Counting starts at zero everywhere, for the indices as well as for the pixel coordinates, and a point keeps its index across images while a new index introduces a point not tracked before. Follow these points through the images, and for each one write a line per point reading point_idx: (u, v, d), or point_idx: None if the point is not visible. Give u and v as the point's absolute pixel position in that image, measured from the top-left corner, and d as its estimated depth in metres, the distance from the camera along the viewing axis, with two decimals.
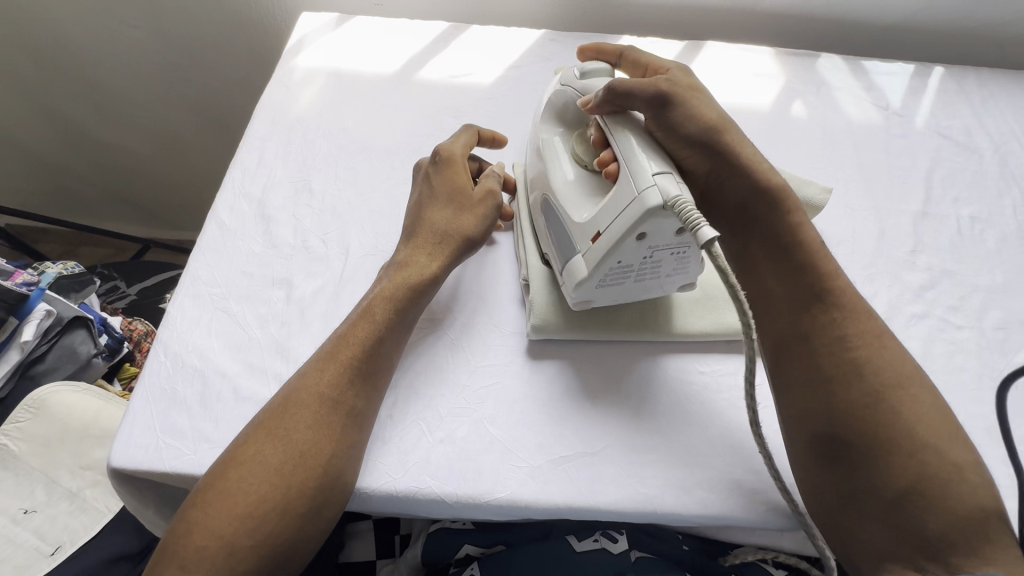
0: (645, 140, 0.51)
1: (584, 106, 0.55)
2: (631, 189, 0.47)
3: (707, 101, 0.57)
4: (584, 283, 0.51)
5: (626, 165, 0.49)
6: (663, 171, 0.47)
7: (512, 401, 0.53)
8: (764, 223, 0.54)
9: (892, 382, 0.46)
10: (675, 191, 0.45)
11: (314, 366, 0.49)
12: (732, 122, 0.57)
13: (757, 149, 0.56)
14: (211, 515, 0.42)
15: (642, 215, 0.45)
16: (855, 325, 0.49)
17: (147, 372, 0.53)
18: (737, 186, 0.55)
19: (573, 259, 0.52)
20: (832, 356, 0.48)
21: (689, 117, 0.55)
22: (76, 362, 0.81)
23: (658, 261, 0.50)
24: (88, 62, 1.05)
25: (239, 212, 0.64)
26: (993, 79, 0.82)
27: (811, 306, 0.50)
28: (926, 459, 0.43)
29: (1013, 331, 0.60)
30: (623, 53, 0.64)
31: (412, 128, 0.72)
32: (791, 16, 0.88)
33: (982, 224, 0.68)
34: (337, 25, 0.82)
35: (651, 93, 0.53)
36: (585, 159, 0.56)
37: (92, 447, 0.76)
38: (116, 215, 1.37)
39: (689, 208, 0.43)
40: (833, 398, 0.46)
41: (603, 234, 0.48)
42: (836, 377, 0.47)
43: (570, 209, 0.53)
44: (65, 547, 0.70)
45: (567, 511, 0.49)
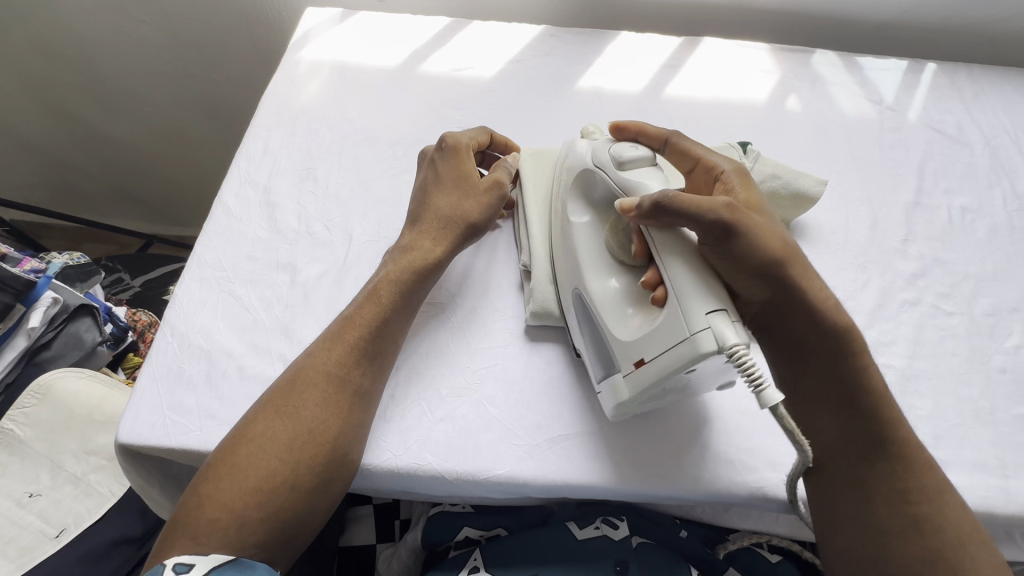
0: (697, 270, 0.45)
1: (623, 210, 0.48)
2: (681, 323, 0.43)
3: (769, 224, 0.49)
4: (626, 404, 0.48)
5: (676, 295, 0.44)
6: (716, 306, 0.42)
7: (511, 381, 0.55)
8: (828, 361, 0.49)
9: (955, 542, 0.44)
10: (733, 337, 0.41)
11: (320, 346, 0.50)
12: (797, 250, 0.49)
13: (822, 281, 0.50)
14: (222, 487, 0.43)
15: (694, 358, 0.42)
16: (921, 478, 0.46)
17: (155, 352, 0.54)
18: (798, 323, 0.49)
19: (614, 376, 0.49)
20: (895, 515, 0.46)
21: (755, 247, 0.46)
22: (81, 350, 0.82)
23: (699, 380, 0.47)
24: (97, 59, 1.07)
25: (245, 199, 0.65)
26: (985, 75, 0.84)
27: (872, 453, 0.48)
28: None
29: (1002, 318, 0.61)
30: (668, 140, 0.56)
31: (414, 120, 0.74)
32: (786, 13, 0.90)
33: (973, 215, 0.69)
34: (341, 20, 0.84)
35: (713, 220, 0.45)
36: (623, 256, 0.52)
37: (97, 433, 0.77)
38: (120, 211, 1.39)
39: (750, 363, 0.40)
40: (895, 553, 0.45)
41: (649, 363, 0.45)
42: (893, 531, 0.46)
43: (614, 326, 0.49)
44: (70, 530, 0.71)
45: (564, 485, 0.50)
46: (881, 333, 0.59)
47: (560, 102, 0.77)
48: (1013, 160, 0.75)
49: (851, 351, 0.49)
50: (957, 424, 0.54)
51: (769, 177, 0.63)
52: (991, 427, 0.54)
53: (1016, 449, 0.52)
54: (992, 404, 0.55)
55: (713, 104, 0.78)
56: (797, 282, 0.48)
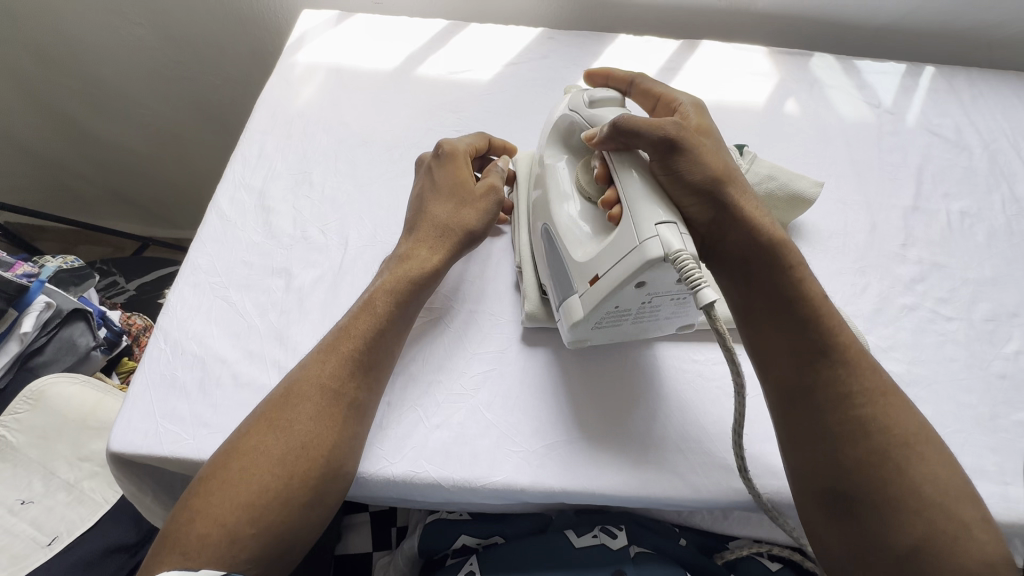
0: (650, 183, 0.48)
1: (586, 139, 0.54)
2: (632, 237, 0.45)
3: (712, 147, 0.52)
4: (580, 324, 0.49)
5: (630, 210, 0.47)
6: (666, 219, 0.45)
7: (508, 388, 0.54)
8: (765, 278, 0.50)
9: (901, 441, 0.44)
10: (677, 245, 0.43)
11: (315, 357, 0.49)
12: (736, 171, 0.52)
13: (761, 203, 0.52)
14: (214, 503, 0.42)
15: (641, 265, 0.44)
16: (863, 381, 0.46)
17: (146, 360, 0.53)
18: (738, 240, 0.50)
19: (570, 299, 0.51)
20: (840, 420, 0.45)
21: (696, 163, 0.49)
22: (74, 355, 0.81)
23: (654, 304, 0.49)
24: (90, 61, 1.06)
25: (239, 203, 0.65)
26: (983, 78, 0.84)
27: (817, 360, 0.47)
28: (933, 517, 0.42)
29: (1002, 323, 0.61)
30: (634, 82, 0.60)
31: (410, 123, 0.73)
32: (784, 16, 0.90)
33: (972, 219, 0.69)
34: (337, 23, 0.83)
35: (660, 133, 0.49)
36: (590, 193, 0.54)
37: (90, 439, 0.76)
38: (116, 214, 1.38)
39: (691, 266, 0.41)
40: (841, 457, 0.44)
41: (601, 278, 0.47)
42: (840, 436, 0.45)
43: (571, 247, 0.51)
44: (63, 537, 0.70)
45: (562, 492, 0.49)
46: (880, 339, 0.58)
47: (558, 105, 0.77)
48: (1011, 164, 0.75)
49: (791, 264, 0.49)
50: (956, 431, 0.53)
51: (764, 178, 0.63)
52: (992, 433, 0.53)
53: (1016, 455, 0.52)
54: (992, 411, 0.55)
55: (712, 108, 0.77)
56: (735, 200, 0.50)
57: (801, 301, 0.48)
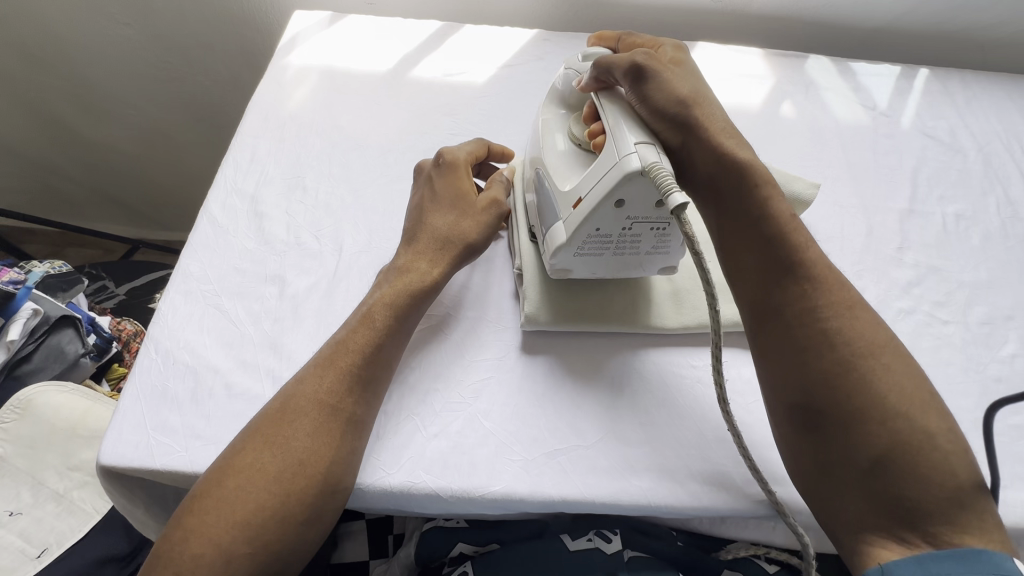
0: (630, 112, 0.52)
1: (576, 85, 0.58)
2: (613, 155, 0.48)
3: (682, 74, 0.56)
4: (563, 248, 0.51)
5: (610, 134, 0.50)
6: (644, 140, 0.48)
7: (506, 396, 0.53)
8: (733, 194, 0.51)
9: (864, 350, 0.45)
10: (653, 159, 0.46)
11: (312, 371, 0.48)
12: (705, 96, 0.54)
13: (731, 126, 0.53)
14: (209, 521, 0.41)
15: (621, 178, 0.46)
16: (828, 294, 0.47)
17: (137, 370, 0.52)
18: (704, 156, 0.52)
19: (554, 226, 0.52)
20: (807, 333, 0.46)
21: (659, 87, 0.52)
22: (63, 363, 0.79)
23: (635, 232, 0.51)
24: (77, 61, 1.04)
25: (231, 208, 0.64)
26: (977, 80, 0.84)
27: (783, 279, 0.48)
28: (897, 427, 0.42)
29: (998, 326, 0.61)
30: (620, 38, 0.64)
31: (405, 126, 0.72)
32: (779, 17, 0.90)
33: (967, 222, 0.69)
34: (329, 23, 0.82)
35: (627, 64, 0.53)
36: (581, 139, 0.57)
37: (80, 449, 0.75)
38: (104, 216, 1.36)
39: (665, 176, 0.44)
40: (811, 369, 0.45)
41: (583, 199, 0.49)
42: (808, 348, 0.45)
43: (557, 179, 0.54)
44: (52, 549, 0.68)
45: (561, 503, 0.49)
46: None
47: None
48: (1005, 167, 0.75)
49: (759, 181, 0.51)
50: None
51: None
52: None
53: (1013, 459, 0.52)
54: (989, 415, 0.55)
55: None
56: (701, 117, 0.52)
57: (763, 215, 0.50)
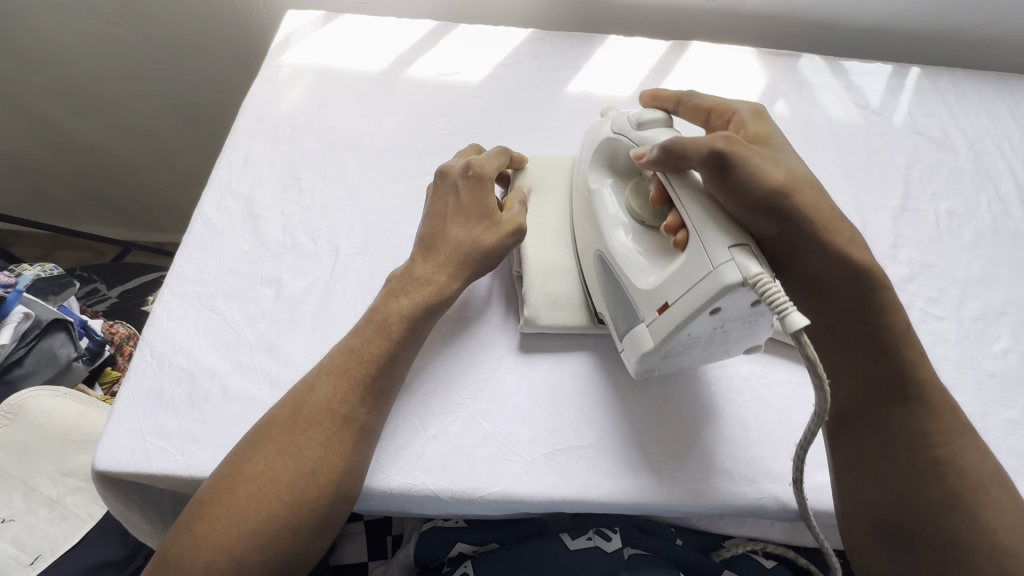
0: (712, 206, 0.45)
1: (635, 158, 0.50)
2: (704, 261, 0.43)
3: (768, 155, 0.50)
4: (650, 355, 0.47)
5: (696, 234, 0.44)
6: (739, 242, 0.42)
7: (505, 396, 0.53)
8: (844, 301, 0.49)
9: (976, 485, 0.45)
10: (755, 268, 0.40)
11: (324, 378, 0.47)
12: (800, 181, 0.49)
13: (834, 210, 0.50)
14: (220, 527, 0.41)
15: (717, 292, 0.41)
16: (943, 423, 0.46)
17: (132, 374, 0.52)
18: (812, 257, 0.49)
19: (637, 328, 0.48)
20: (913, 459, 0.46)
21: (752, 177, 0.46)
22: (55, 367, 0.78)
23: (728, 332, 0.46)
24: (67, 61, 1.03)
25: (226, 210, 0.63)
26: (966, 78, 0.85)
27: (890, 401, 0.47)
28: (1003, 564, 0.42)
29: (990, 322, 0.62)
30: (680, 100, 0.59)
31: (400, 126, 0.72)
32: (771, 16, 0.90)
33: (958, 218, 0.70)
34: (323, 23, 0.81)
35: (708, 150, 0.46)
36: (643, 216, 0.52)
37: (73, 454, 0.74)
38: (95, 219, 1.34)
39: (774, 291, 0.39)
40: (911, 497, 0.45)
41: (671, 306, 0.44)
42: (911, 473, 0.46)
43: (632, 276, 0.49)
44: (45, 556, 0.68)
45: (560, 503, 0.49)
46: None
47: (548, 106, 0.76)
48: (996, 164, 0.76)
49: (873, 288, 0.48)
50: None
51: None
52: (983, 432, 0.54)
53: (1007, 453, 0.53)
54: (983, 409, 0.55)
55: None
56: (804, 210, 0.48)
57: (876, 326, 0.48)
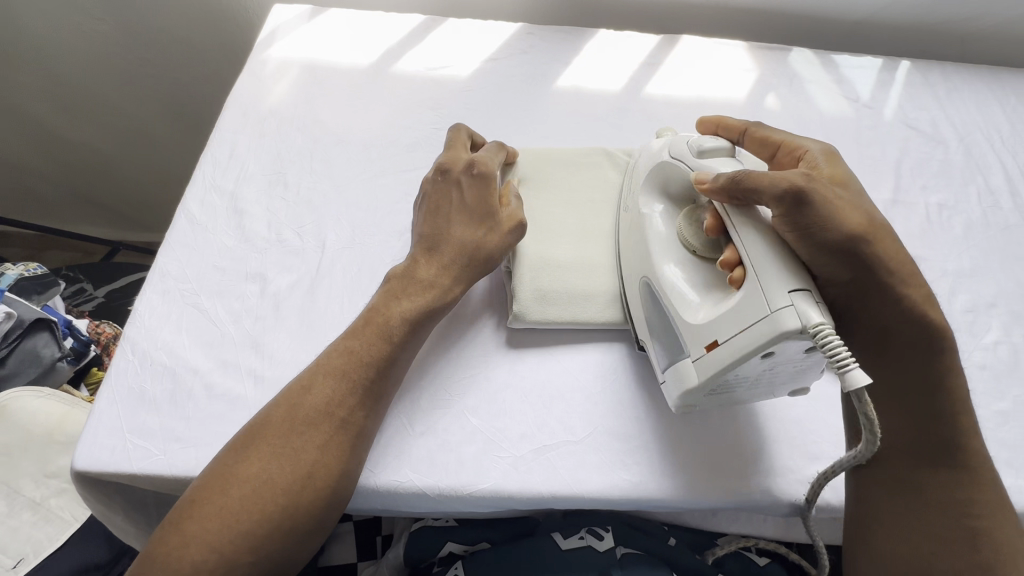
0: (779, 246, 0.44)
1: (697, 184, 0.49)
2: (760, 303, 0.41)
3: (846, 196, 0.47)
4: (695, 392, 0.46)
5: (756, 274, 0.43)
6: (799, 286, 0.41)
7: (495, 392, 0.53)
8: (907, 354, 0.46)
9: (1009, 559, 0.43)
10: (816, 316, 0.39)
11: (321, 380, 0.46)
12: (879, 227, 0.47)
13: (912, 266, 0.47)
14: (209, 528, 0.40)
15: (774, 337, 0.40)
16: (985, 493, 0.44)
17: (113, 372, 0.51)
18: (881, 309, 0.46)
19: (680, 363, 0.47)
20: (947, 523, 0.44)
21: (830, 218, 0.44)
22: (38, 367, 0.77)
23: (774, 373, 0.45)
24: (52, 56, 1.01)
25: (210, 206, 0.62)
26: (956, 72, 0.85)
27: (939, 460, 0.45)
28: None
29: (981, 314, 0.61)
30: (747, 131, 0.58)
31: (388, 120, 0.71)
32: (762, 10, 0.90)
33: (949, 211, 0.70)
34: (309, 17, 0.81)
35: (786, 188, 0.44)
36: (694, 244, 0.51)
37: (56, 455, 0.72)
38: (82, 219, 1.31)
39: (835, 342, 0.38)
40: (941, 563, 0.43)
41: (722, 346, 0.43)
42: (944, 538, 0.44)
43: (683, 310, 0.48)
44: (28, 559, 0.66)
45: (550, 500, 0.48)
46: None
47: (538, 100, 0.75)
48: (985, 157, 0.76)
49: (938, 347, 0.46)
50: None
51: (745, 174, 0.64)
52: None
53: (997, 445, 0.53)
54: (974, 401, 0.55)
55: (693, 103, 0.77)
56: (880, 259, 0.45)
57: (938, 387, 0.46)
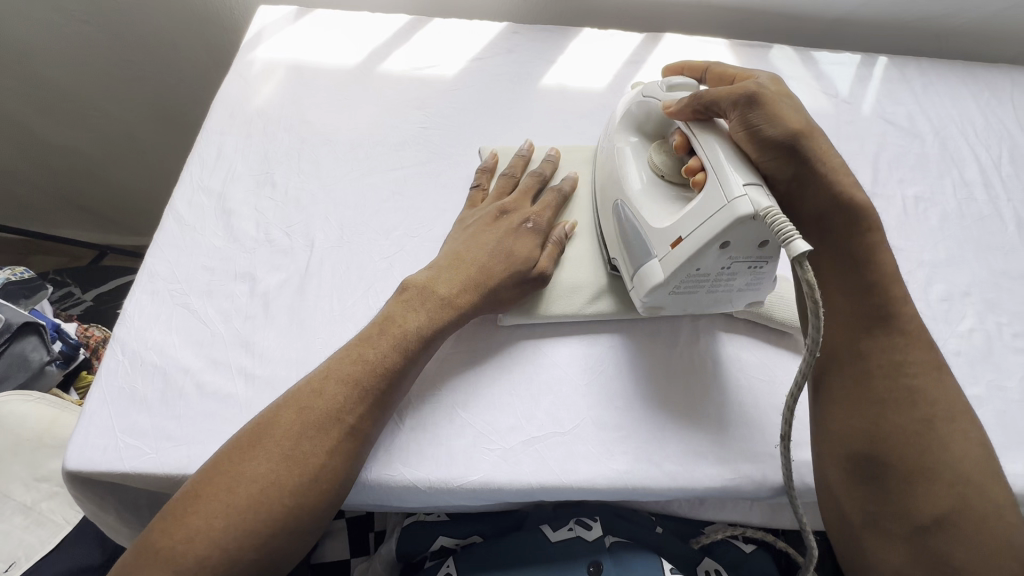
0: (735, 148, 0.49)
1: (663, 109, 0.54)
2: (719, 196, 0.46)
3: (792, 103, 0.53)
4: (661, 287, 0.50)
5: (715, 173, 0.47)
6: (752, 181, 0.46)
7: (485, 387, 0.53)
8: (840, 235, 0.52)
9: (944, 414, 0.46)
10: (766, 203, 0.44)
11: (332, 385, 0.46)
12: (816, 127, 0.52)
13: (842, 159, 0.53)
14: (214, 523, 0.40)
15: (732, 222, 0.44)
16: (917, 355, 0.48)
17: (104, 372, 0.51)
18: (817, 197, 0.52)
19: (649, 263, 0.51)
20: (889, 386, 0.47)
21: (772, 119, 0.50)
22: (27, 371, 0.76)
23: (733, 273, 0.50)
24: (37, 59, 1.00)
25: (198, 206, 0.63)
26: (932, 67, 0.87)
27: (874, 328, 0.49)
28: (966, 494, 0.44)
29: (955, 302, 0.63)
30: (708, 69, 0.62)
31: (375, 120, 0.72)
32: (743, 8, 0.91)
33: (925, 203, 0.72)
34: (295, 18, 0.81)
35: (739, 96, 0.51)
36: (663, 171, 0.55)
37: (47, 459, 0.72)
38: (70, 224, 1.30)
39: (782, 222, 0.42)
40: (886, 421, 0.46)
41: (686, 239, 0.47)
42: (887, 402, 0.47)
43: (648, 215, 0.52)
44: (20, 563, 0.66)
45: (538, 491, 0.49)
46: None
47: (523, 99, 0.76)
48: (960, 150, 0.78)
49: (864, 230, 0.51)
50: None
51: None
52: None
53: None
54: None
55: None
56: (815, 153, 0.51)
57: (865, 263, 0.51)
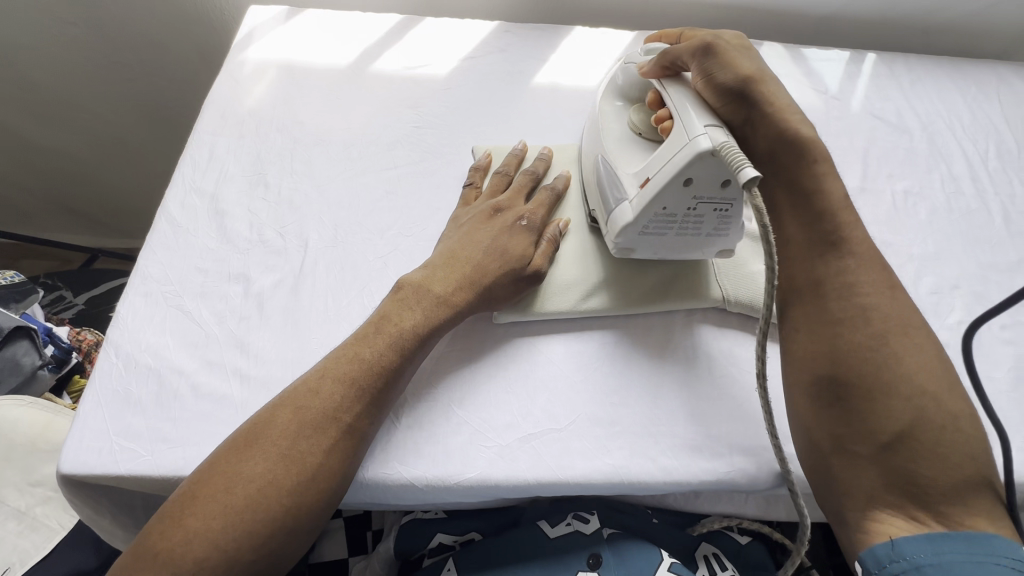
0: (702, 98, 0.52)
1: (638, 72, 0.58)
2: (681, 136, 0.48)
3: (748, 54, 0.58)
4: (630, 227, 0.52)
5: (680, 118, 0.50)
6: (715, 123, 0.48)
7: (480, 384, 0.54)
8: (791, 166, 0.55)
9: (896, 328, 0.48)
10: (724, 139, 0.46)
11: (329, 385, 0.46)
12: (769, 74, 0.57)
13: (794, 103, 0.57)
14: (211, 524, 0.40)
15: (691, 158, 0.46)
16: (871, 275, 0.50)
17: (98, 374, 0.51)
18: (766, 133, 0.55)
19: (620, 206, 0.53)
20: (842, 303, 0.49)
21: (723, 66, 0.56)
22: (19, 376, 0.76)
23: (700, 215, 0.51)
24: (25, 62, 0.99)
25: (191, 208, 0.62)
26: (919, 64, 0.88)
27: (827, 251, 0.51)
28: (924, 406, 0.45)
29: (944, 295, 0.64)
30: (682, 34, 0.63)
31: (368, 119, 0.72)
32: (733, 7, 0.92)
33: (914, 198, 0.72)
34: (286, 18, 0.81)
35: (696, 46, 0.56)
36: (641, 128, 0.57)
37: (41, 464, 0.72)
38: (60, 226, 1.29)
39: (736, 154, 0.44)
40: (843, 336, 0.47)
41: (652, 178, 0.50)
42: (844, 320, 0.48)
43: (621, 164, 0.55)
44: (15, 568, 0.66)
45: (535, 487, 0.50)
46: None
47: (516, 97, 0.76)
48: (948, 145, 0.79)
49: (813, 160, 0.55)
50: None
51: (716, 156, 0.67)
52: None
53: None
54: None
55: None
56: (766, 95, 0.55)
57: (815, 192, 0.54)
